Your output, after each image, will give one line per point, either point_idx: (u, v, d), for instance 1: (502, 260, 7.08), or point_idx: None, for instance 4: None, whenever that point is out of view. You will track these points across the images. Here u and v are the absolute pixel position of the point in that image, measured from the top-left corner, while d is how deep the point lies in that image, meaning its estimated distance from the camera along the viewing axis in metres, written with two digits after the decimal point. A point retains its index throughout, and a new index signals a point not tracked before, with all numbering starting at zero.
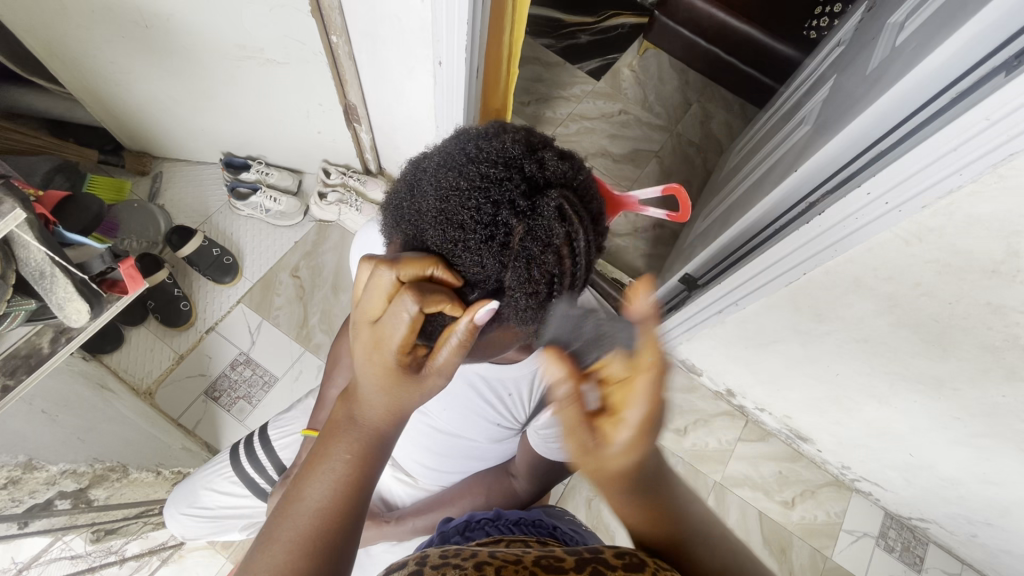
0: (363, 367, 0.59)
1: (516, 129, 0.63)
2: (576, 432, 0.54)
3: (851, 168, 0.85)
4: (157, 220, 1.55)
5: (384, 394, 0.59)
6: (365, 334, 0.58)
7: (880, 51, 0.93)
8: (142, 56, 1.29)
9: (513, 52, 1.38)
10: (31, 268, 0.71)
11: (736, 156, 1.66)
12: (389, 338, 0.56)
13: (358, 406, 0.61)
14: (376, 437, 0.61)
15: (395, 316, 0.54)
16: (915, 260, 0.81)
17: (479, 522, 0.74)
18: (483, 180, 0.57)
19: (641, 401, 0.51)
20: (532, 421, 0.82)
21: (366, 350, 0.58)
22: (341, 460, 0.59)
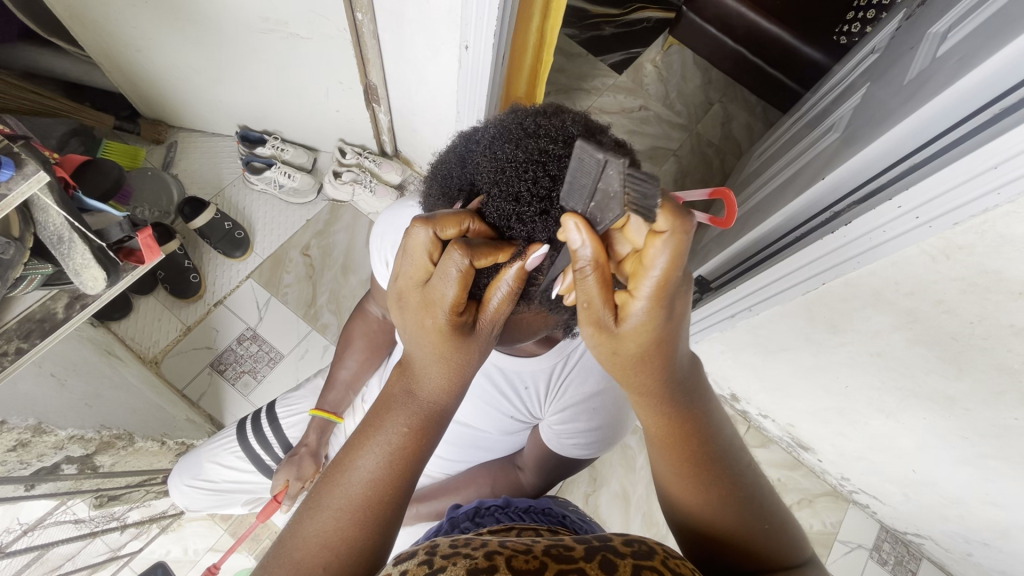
0: (412, 328, 0.57)
1: (572, 114, 0.64)
2: (593, 309, 0.54)
3: (882, 178, 0.83)
4: (170, 190, 1.54)
5: (439, 362, 0.57)
6: (412, 298, 0.56)
7: (920, 61, 0.90)
8: (164, 23, 1.27)
9: (551, 40, 1.35)
10: (50, 232, 0.70)
11: (756, 160, 1.64)
12: (440, 299, 0.54)
13: (413, 377, 0.59)
14: (433, 410, 0.59)
15: (442, 275, 0.52)
16: (940, 277, 0.80)
17: (488, 509, 0.73)
18: (545, 153, 0.57)
19: (664, 254, 0.49)
20: (546, 415, 0.82)
21: (414, 314, 0.56)
22: (395, 431, 0.58)
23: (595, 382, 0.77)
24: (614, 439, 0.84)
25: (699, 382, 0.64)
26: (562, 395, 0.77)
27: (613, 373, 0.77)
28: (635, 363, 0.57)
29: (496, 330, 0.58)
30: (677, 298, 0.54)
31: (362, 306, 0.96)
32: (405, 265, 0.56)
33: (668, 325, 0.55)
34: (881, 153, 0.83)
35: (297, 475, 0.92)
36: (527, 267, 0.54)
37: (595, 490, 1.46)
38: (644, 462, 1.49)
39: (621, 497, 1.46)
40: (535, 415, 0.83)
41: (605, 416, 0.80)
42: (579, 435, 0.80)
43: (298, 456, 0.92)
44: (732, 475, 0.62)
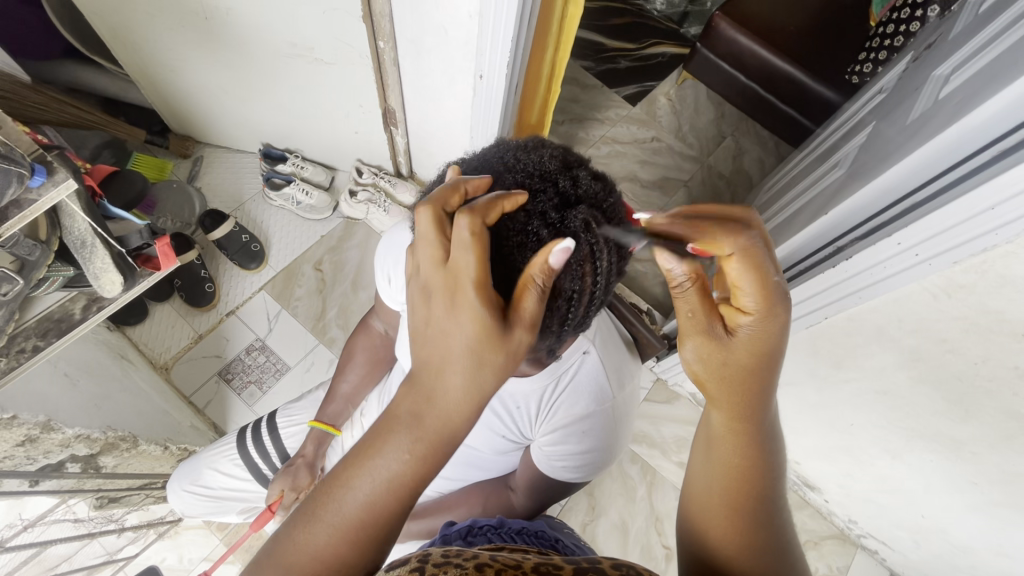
0: (437, 322, 0.53)
1: (554, 147, 0.68)
2: (698, 319, 0.58)
3: (883, 216, 0.84)
4: (193, 203, 1.61)
5: (462, 375, 0.52)
6: (435, 285, 0.54)
7: (923, 102, 0.92)
8: (197, 44, 1.34)
9: (557, 72, 1.45)
10: (74, 237, 0.74)
11: (765, 194, 1.66)
12: (465, 275, 0.52)
13: (431, 394, 0.54)
14: (450, 434, 0.54)
15: (466, 250, 0.52)
16: (944, 316, 0.80)
17: (482, 528, 0.73)
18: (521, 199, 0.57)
19: (746, 248, 0.54)
20: (537, 436, 0.82)
21: (438, 300, 0.53)
22: (401, 455, 0.54)
23: (584, 405, 0.77)
24: (604, 464, 0.84)
25: (776, 441, 0.62)
26: (551, 414, 0.78)
27: (603, 397, 0.78)
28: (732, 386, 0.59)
29: (529, 336, 0.54)
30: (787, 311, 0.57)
31: (365, 318, 0.97)
32: (428, 249, 0.54)
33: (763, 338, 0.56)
34: (880, 190, 0.83)
35: (292, 485, 0.91)
36: (551, 261, 0.53)
37: (593, 520, 1.44)
38: (644, 492, 1.47)
39: (620, 528, 1.43)
40: (525, 435, 0.83)
41: (595, 440, 0.80)
42: (568, 457, 0.80)
43: (294, 466, 0.92)
44: (772, 524, 0.60)
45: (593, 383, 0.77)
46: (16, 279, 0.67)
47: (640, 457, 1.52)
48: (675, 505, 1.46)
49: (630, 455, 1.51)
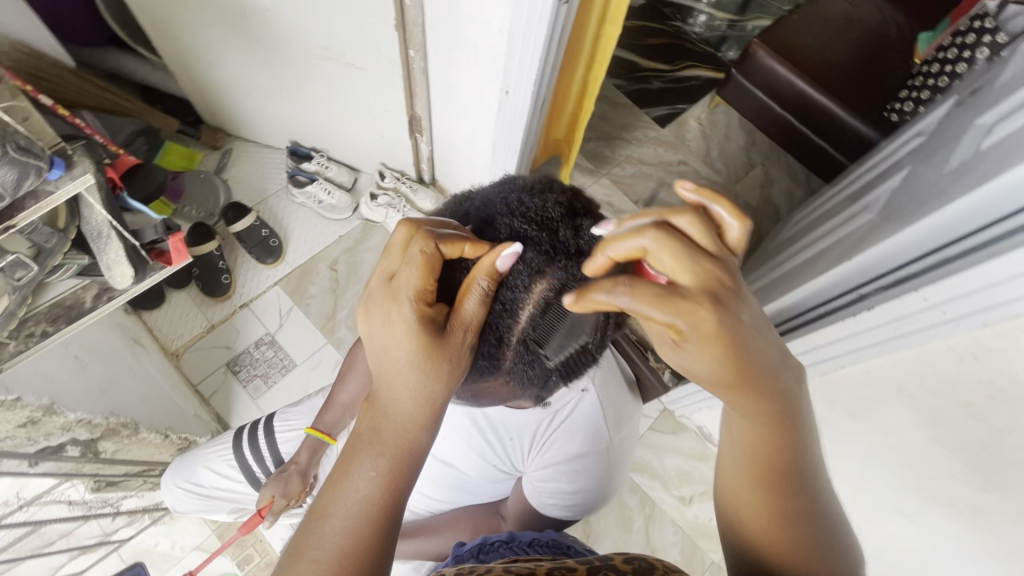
0: (381, 331, 0.56)
1: (560, 189, 0.67)
2: (663, 339, 0.56)
3: (910, 267, 0.80)
4: (217, 193, 1.65)
5: (414, 376, 0.55)
6: (378, 301, 0.57)
7: (962, 151, 0.88)
8: (234, 41, 1.36)
9: (593, 89, 1.43)
10: (91, 227, 0.75)
11: (791, 229, 1.61)
12: (406, 289, 0.55)
13: (387, 401, 0.56)
14: (406, 436, 0.56)
15: (409, 264, 0.55)
16: (969, 379, 0.76)
17: (493, 544, 0.71)
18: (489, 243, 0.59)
19: (630, 301, 0.50)
20: (529, 470, 0.80)
21: (379, 310, 0.57)
22: (371, 465, 0.55)
23: (578, 444, 0.76)
24: (595, 504, 0.82)
25: (802, 413, 0.59)
26: (544, 449, 0.77)
27: (598, 437, 0.77)
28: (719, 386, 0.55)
29: (470, 336, 0.56)
30: (727, 310, 0.50)
31: None
32: (381, 263, 0.58)
33: (713, 344, 0.51)
34: (910, 240, 0.79)
35: (282, 492, 0.91)
36: (497, 266, 0.55)
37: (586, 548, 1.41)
38: (641, 524, 1.43)
39: None
40: (516, 466, 0.82)
41: (587, 481, 0.78)
42: (560, 495, 0.78)
43: (286, 473, 0.92)
44: (811, 502, 0.58)
45: (589, 423, 0.76)
46: (31, 265, 0.68)
47: (639, 487, 1.48)
48: (671, 540, 1.42)
49: (630, 485, 1.48)
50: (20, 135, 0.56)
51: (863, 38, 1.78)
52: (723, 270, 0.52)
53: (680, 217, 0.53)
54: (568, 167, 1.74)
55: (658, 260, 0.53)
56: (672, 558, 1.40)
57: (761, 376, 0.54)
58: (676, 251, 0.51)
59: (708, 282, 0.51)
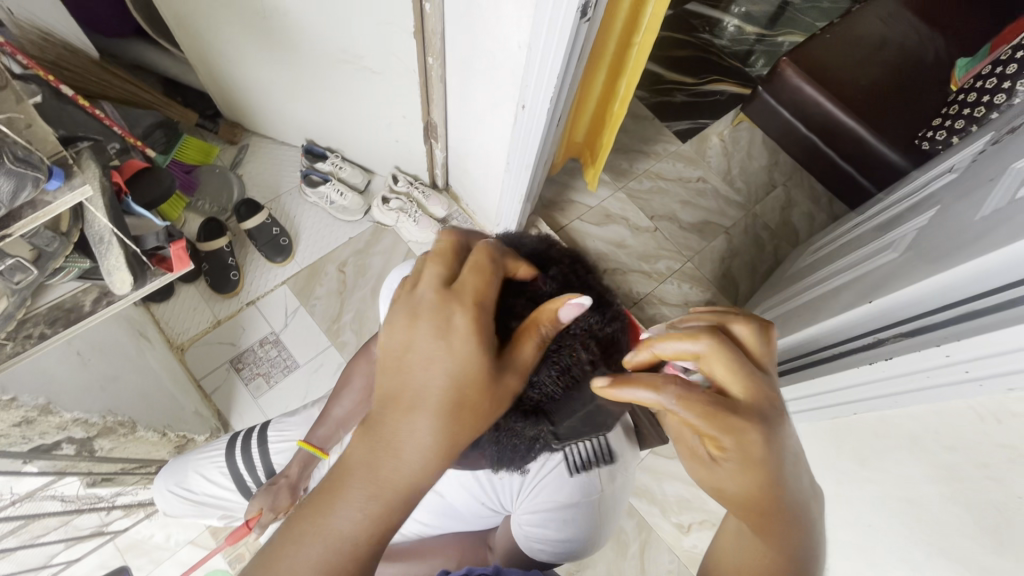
0: (424, 339, 0.53)
1: (556, 274, 0.65)
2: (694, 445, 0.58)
3: (932, 318, 0.77)
4: (231, 188, 1.68)
5: (448, 396, 0.51)
6: (426, 306, 0.54)
7: (999, 197, 0.84)
8: (255, 41, 1.36)
9: (625, 94, 1.40)
10: (94, 231, 0.75)
11: (809, 257, 1.56)
12: (465, 301, 0.54)
13: (406, 415, 0.52)
14: (413, 474, 0.51)
15: (470, 281, 0.55)
16: (988, 439, 0.72)
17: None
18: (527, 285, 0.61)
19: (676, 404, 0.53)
20: (517, 513, 0.78)
21: (428, 317, 0.54)
22: (371, 482, 0.50)
23: (569, 494, 0.74)
24: (582, 553, 0.80)
25: (814, 541, 0.57)
26: (533, 495, 0.74)
27: (591, 489, 0.75)
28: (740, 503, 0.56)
29: (518, 382, 0.53)
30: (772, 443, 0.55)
31: (367, 343, 0.97)
32: (432, 268, 0.58)
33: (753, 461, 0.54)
34: (940, 286, 0.75)
35: (271, 505, 0.90)
36: (560, 314, 0.53)
37: (578, 571, 1.38)
38: (637, 551, 1.40)
39: None
40: (505, 505, 0.80)
41: (577, 530, 0.76)
42: (548, 542, 0.76)
43: (277, 486, 0.91)
44: None
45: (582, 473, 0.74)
46: (31, 268, 0.68)
47: (637, 512, 1.45)
48: (667, 569, 1.39)
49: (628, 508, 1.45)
50: (19, 146, 0.55)
51: (897, 61, 1.71)
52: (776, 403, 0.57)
53: (735, 325, 0.60)
54: (593, 171, 1.71)
55: (710, 365, 0.57)
56: None
57: (789, 506, 0.56)
58: (729, 362, 0.56)
59: (752, 406, 0.55)
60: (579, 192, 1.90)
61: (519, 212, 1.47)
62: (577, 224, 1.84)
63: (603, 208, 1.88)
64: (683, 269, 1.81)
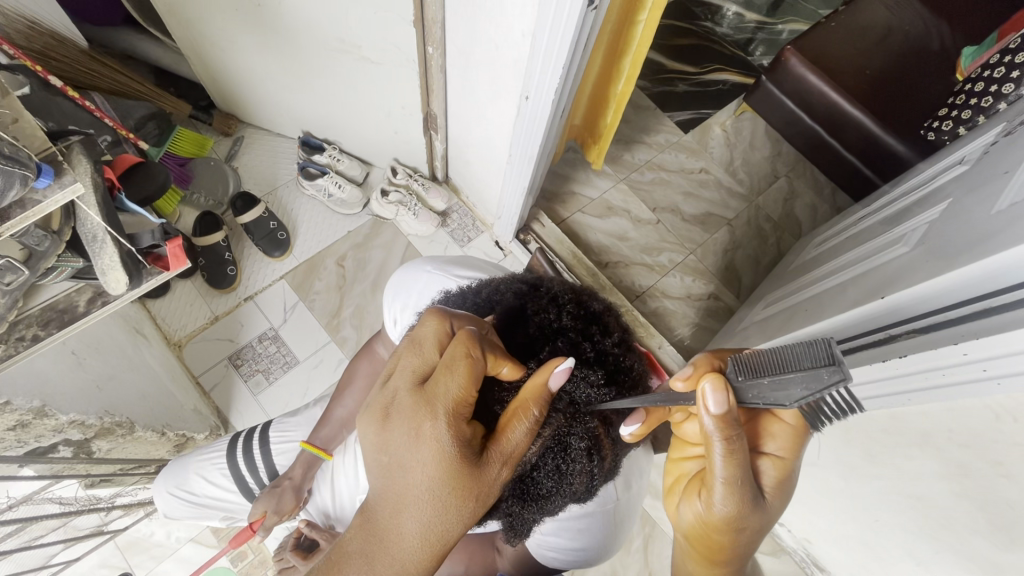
0: (401, 443, 0.52)
1: (570, 324, 0.62)
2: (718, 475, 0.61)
3: (947, 313, 0.74)
4: (227, 181, 1.64)
5: (430, 500, 0.51)
6: (404, 403, 0.54)
7: (1015, 189, 0.82)
8: (248, 29, 1.32)
9: (631, 72, 1.37)
10: (86, 229, 0.73)
11: (814, 248, 1.55)
12: (441, 398, 0.52)
13: (392, 518, 0.52)
14: (406, 571, 0.52)
15: (446, 374, 0.52)
16: (1002, 438, 0.72)
17: None
18: (522, 370, 0.56)
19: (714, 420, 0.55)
20: None
21: (404, 419, 0.53)
22: None
23: (585, 504, 0.72)
24: (594, 557, 0.79)
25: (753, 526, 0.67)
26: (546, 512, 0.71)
27: (606, 498, 0.73)
28: (714, 546, 0.65)
29: (506, 470, 0.51)
30: (777, 510, 0.65)
31: (371, 343, 0.95)
32: (410, 360, 0.56)
33: (749, 526, 0.62)
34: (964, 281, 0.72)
35: (275, 508, 0.88)
36: (548, 385, 0.53)
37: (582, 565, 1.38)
38: (641, 544, 1.40)
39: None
40: None
41: (590, 537, 0.75)
42: (560, 548, 0.75)
43: (280, 488, 0.90)
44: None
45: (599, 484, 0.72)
46: (21, 269, 0.65)
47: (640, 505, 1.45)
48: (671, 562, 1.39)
49: None
50: (6, 143, 0.53)
51: (903, 50, 1.69)
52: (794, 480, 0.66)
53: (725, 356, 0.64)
54: (598, 151, 1.71)
55: (774, 442, 0.65)
56: None
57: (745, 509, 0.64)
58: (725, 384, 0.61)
59: (784, 486, 0.65)
60: (580, 183, 1.87)
61: (521, 205, 1.45)
62: (578, 217, 1.82)
63: (605, 200, 1.86)
64: (685, 262, 1.79)
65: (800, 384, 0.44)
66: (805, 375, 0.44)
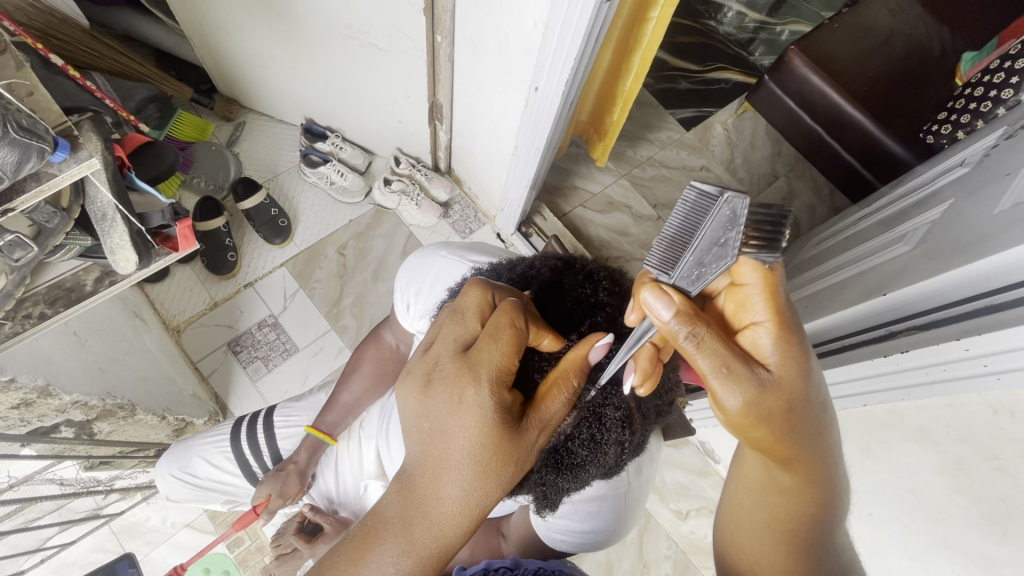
0: (442, 409, 0.53)
1: (605, 298, 0.63)
2: (736, 374, 0.55)
3: (952, 311, 0.77)
4: (228, 167, 1.62)
5: (471, 466, 0.51)
6: (446, 370, 0.54)
7: (1016, 192, 0.84)
8: (253, 12, 1.31)
9: (640, 69, 1.36)
10: (96, 207, 0.72)
11: (813, 248, 1.56)
12: (484, 365, 0.52)
13: (430, 484, 0.53)
14: (444, 535, 0.53)
15: (490, 342, 0.52)
16: (998, 433, 0.73)
17: (496, 568, 0.69)
18: (561, 342, 0.57)
19: (675, 321, 0.52)
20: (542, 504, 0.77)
21: (446, 386, 0.53)
22: (401, 546, 0.52)
23: (596, 488, 0.73)
24: (604, 541, 0.80)
25: (809, 406, 0.60)
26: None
27: (617, 482, 0.74)
28: (763, 446, 0.61)
29: (543, 436, 0.52)
30: (802, 378, 0.59)
31: (379, 330, 0.95)
32: (452, 328, 0.57)
33: (781, 411, 0.58)
34: (973, 276, 0.73)
35: (280, 492, 0.89)
36: (588, 358, 0.53)
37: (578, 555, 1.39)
38: (636, 535, 1.42)
39: (604, 568, 1.39)
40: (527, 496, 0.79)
41: (599, 520, 0.76)
42: (569, 533, 0.76)
43: (285, 472, 0.90)
44: (801, 461, 0.63)
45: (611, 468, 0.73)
46: (31, 245, 0.65)
47: None
48: (665, 554, 1.41)
49: None
50: (23, 114, 0.52)
51: (904, 54, 1.70)
52: (801, 335, 0.59)
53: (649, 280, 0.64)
54: (603, 148, 1.71)
55: (750, 309, 0.59)
56: (664, 572, 1.39)
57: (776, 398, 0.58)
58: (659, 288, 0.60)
59: (791, 348, 0.58)
60: (582, 178, 1.87)
61: (524, 198, 1.45)
62: (580, 211, 1.82)
63: (606, 195, 1.86)
64: None
65: (723, 231, 0.54)
66: (718, 222, 0.53)
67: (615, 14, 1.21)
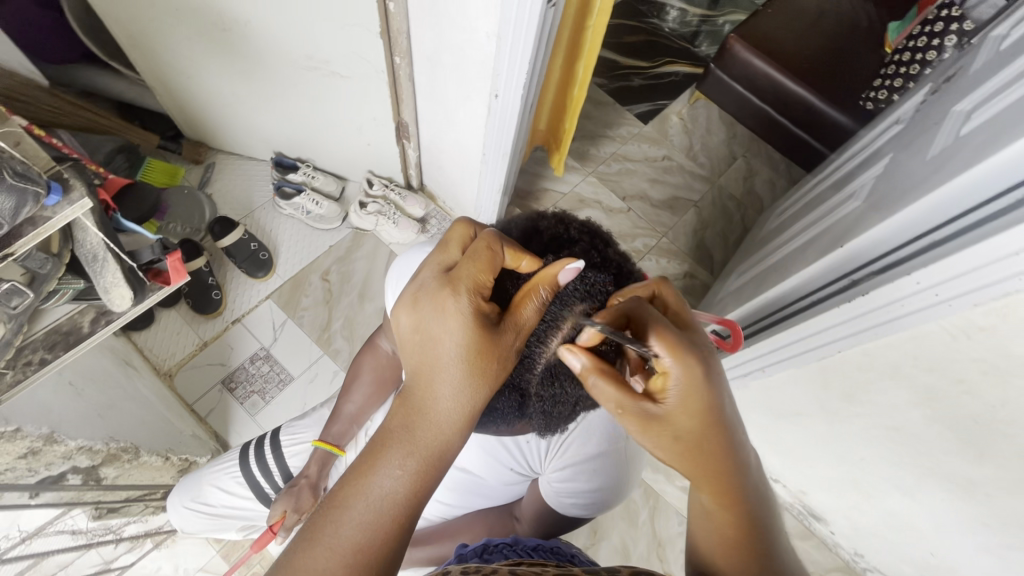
0: (430, 319, 0.57)
1: (580, 234, 0.68)
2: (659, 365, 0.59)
3: (897, 254, 0.83)
4: (202, 210, 1.62)
5: (461, 366, 0.56)
6: (431, 289, 0.58)
7: (943, 138, 0.92)
8: (214, 55, 1.35)
9: (584, 77, 1.43)
10: (85, 250, 0.74)
11: (776, 220, 1.64)
12: (464, 280, 0.57)
13: (425, 389, 0.56)
14: (442, 438, 0.56)
15: (470, 259, 0.58)
16: (960, 356, 0.78)
17: (498, 545, 0.69)
18: (538, 264, 0.62)
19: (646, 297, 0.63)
20: (546, 470, 0.82)
21: (431, 301, 0.58)
22: (402, 449, 0.54)
23: (594, 445, 0.78)
24: (613, 500, 0.84)
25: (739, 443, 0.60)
26: (559, 452, 0.78)
27: (614, 439, 0.79)
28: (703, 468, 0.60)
29: (519, 340, 0.57)
30: (698, 402, 0.58)
31: (373, 339, 0.97)
32: (434, 257, 0.62)
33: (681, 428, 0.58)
34: (910, 217, 0.81)
35: (294, 507, 0.91)
36: (560, 278, 0.58)
37: (594, 544, 1.41)
38: (647, 517, 1.45)
39: (621, 552, 1.41)
40: (533, 468, 0.83)
41: (605, 478, 0.80)
42: (578, 495, 0.80)
43: (298, 488, 0.92)
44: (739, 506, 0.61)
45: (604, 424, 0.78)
46: (27, 292, 0.67)
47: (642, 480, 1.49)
48: (678, 531, 1.44)
49: None
50: (16, 161, 0.55)
51: (835, 30, 1.82)
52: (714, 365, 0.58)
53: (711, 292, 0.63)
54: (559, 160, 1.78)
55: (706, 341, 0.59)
56: (679, 548, 1.42)
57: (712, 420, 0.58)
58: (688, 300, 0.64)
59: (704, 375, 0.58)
60: (551, 180, 1.94)
61: (497, 204, 1.50)
62: None
63: (576, 194, 1.93)
64: (658, 245, 1.87)
65: None
66: None
67: (560, 24, 1.30)
